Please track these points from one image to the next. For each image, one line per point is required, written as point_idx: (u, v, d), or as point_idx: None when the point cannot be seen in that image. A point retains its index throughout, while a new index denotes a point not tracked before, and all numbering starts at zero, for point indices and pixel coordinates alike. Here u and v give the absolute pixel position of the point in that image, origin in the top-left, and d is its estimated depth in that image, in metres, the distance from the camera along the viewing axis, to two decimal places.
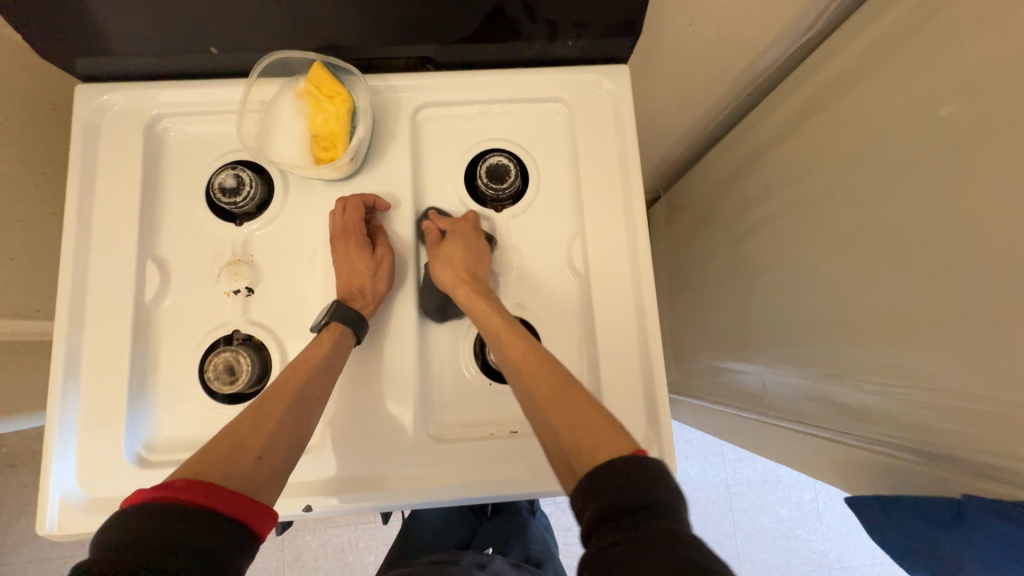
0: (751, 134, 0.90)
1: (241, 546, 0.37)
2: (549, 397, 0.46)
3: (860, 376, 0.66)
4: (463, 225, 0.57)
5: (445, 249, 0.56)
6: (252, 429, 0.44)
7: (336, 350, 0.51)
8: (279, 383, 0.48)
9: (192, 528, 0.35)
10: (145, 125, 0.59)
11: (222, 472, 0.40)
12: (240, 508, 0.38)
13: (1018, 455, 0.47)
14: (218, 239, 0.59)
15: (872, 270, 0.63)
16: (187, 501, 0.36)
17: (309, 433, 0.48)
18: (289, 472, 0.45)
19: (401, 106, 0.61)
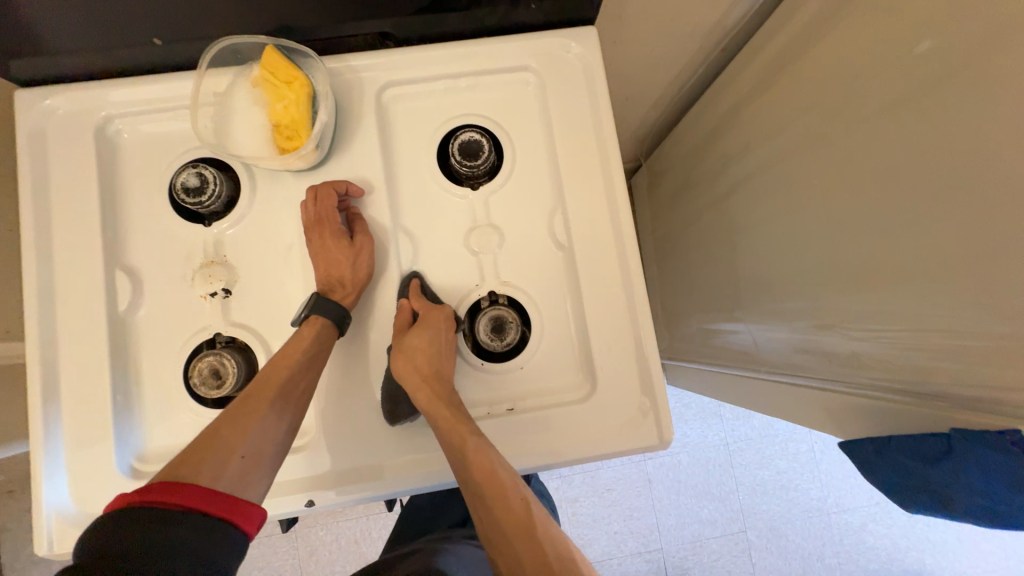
0: (727, 91, 0.89)
1: (229, 546, 0.37)
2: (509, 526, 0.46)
3: (849, 324, 0.66)
4: (435, 313, 0.54)
5: (409, 340, 0.52)
6: (235, 429, 0.44)
7: (315, 345, 0.50)
8: (260, 381, 0.48)
9: (176, 530, 0.35)
10: (95, 128, 0.56)
11: (206, 474, 0.40)
12: (227, 508, 0.39)
13: (1005, 384, 0.48)
14: (187, 242, 0.57)
15: (855, 218, 0.63)
16: (170, 503, 0.37)
17: (294, 427, 0.48)
18: (276, 467, 0.46)
19: (365, 86, 0.59)
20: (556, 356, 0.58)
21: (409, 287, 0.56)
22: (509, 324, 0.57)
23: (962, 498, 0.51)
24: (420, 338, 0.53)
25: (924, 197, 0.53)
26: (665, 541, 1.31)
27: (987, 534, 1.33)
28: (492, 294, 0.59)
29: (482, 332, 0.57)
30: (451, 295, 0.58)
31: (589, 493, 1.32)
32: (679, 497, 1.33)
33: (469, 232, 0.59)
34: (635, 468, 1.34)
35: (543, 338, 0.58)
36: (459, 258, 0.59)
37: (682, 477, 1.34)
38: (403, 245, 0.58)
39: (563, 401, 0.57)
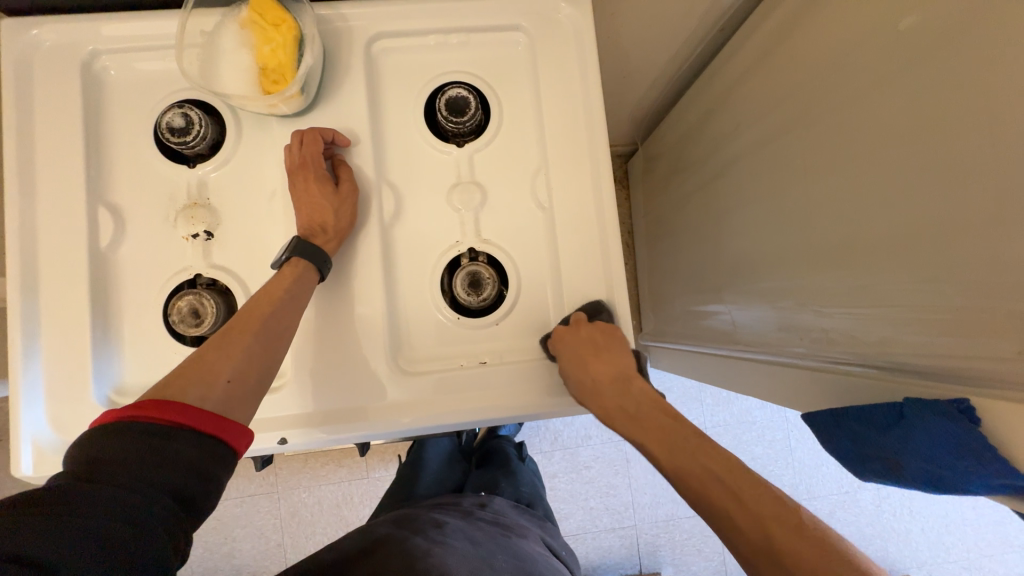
0: (721, 72, 0.89)
1: (219, 460, 0.39)
2: (770, 544, 0.41)
3: (825, 302, 0.69)
4: (568, 329, 0.56)
5: (568, 362, 0.54)
6: (221, 355, 0.44)
7: (299, 283, 0.51)
8: (244, 313, 0.48)
9: (168, 445, 0.37)
10: (81, 62, 0.56)
11: (191, 395, 0.41)
12: (214, 425, 0.40)
13: (970, 353, 0.50)
14: (171, 183, 0.57)
15: (835, 196, 0.64)
16: (156, 419, 0.38)
17: (279, 358, 0.48)
18: (262, 394, 0.46)
19: (354, 36, 0.59)
20: (532, 315, 0.60)
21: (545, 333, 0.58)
22: (486, 279, 0.58)
23: (907, 465, 0.53)
24: (582, 354, 0.54)
25: (901, 172, 0.54)
26: (637, 519, 1.39)
27: (951, 527, 1.37)
28: (472, 251, 0.60)
29: (459, 287, 0.58)
30: (432, 249, 0.59)
31: (568, 468, 1.38)
32: (654, 477, 1.41)
33: (453, 189, 0.60)
34: (614, 447, 1.40)
35: (519, 296, 0.59)
36: (442, 214, 0.59)
37: None
38: (387, 198, 0.59)
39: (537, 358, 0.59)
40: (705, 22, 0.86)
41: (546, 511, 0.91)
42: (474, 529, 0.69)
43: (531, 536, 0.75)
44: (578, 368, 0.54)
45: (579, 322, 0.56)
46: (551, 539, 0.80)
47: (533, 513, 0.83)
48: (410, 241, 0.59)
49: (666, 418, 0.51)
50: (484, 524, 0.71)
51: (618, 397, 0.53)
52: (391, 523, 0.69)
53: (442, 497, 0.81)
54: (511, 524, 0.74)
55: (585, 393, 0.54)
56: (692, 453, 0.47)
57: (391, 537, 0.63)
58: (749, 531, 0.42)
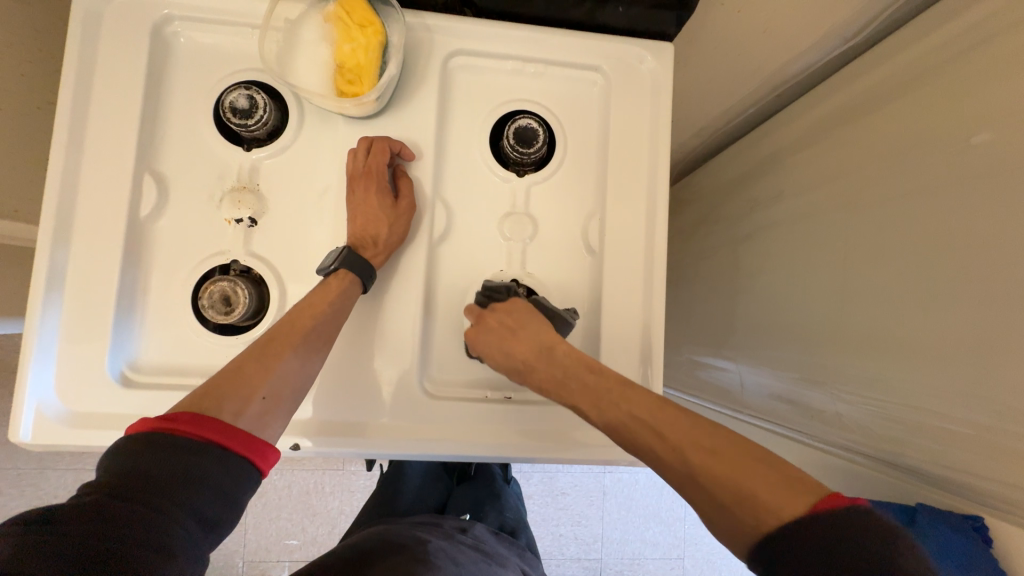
0: (772, 137, 0.90)
1: (244, 480, 0.38)
2: (698, 472, 0.40)
3: (841, 386, 0.69)
4: (473, 312, 0.54)
5: (489, 349, 0.52)
6: (257, 368, 0.44)
7: (343, 297, 0.50)
8: (283, 325, 0.47)
9: (198, 463, 0.36)
10: (153, 25, 0.55)
11: (227, 410, 0.40)
12: (247, 446, 0.39)
13: (986, 475, 0.51)
14: (223, 163, 0.56)
15: (872, 288, 0.64)
16: (189, 433, 0.37)
17: (314, 376, 0.47)
18: (293, 411, 0.45)
19: (434, 48, 0.58)
20: None
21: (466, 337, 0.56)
22: None
23: None
24: (498, 335, 0.51)
25: (946, 282, 0.55)
26: (605, 551, 1.38)
27: None
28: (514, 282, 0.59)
29: None
30: (475, 274, 0.58)
31: (544, 492, 1.37)
32: (627, 513, 1.40)
33: (505, 217, 0.59)
34: (593, 478, 1.40)
35: None
36: (491, 240, 0.59)
37: (635, 496, 1.41)
38: (439, 216, 0.58)
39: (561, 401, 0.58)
40: (766, 86, 0.87)
41: (528, 543, 0.89)
42: (458, 554, 0.66)
43: (510, 566, 0.73)
44: (497, 350, 0.51)
45: (482, 313, 0.53)
46: (529, 569, 0.79)
47: (514, 543, 0.81)
48: (454, 262, 0.58)
49: (588, 372, 0.47)
50: (465, 549, 0.69)
51: (543, 366, 0.49)
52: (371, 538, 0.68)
53: (425, 516, 0.79)
54: (492, 553, 0.72)
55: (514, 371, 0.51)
56: (616, 404, 0.44)
57: (372, 553, 0.61)
58: (678, 465, 0.40)
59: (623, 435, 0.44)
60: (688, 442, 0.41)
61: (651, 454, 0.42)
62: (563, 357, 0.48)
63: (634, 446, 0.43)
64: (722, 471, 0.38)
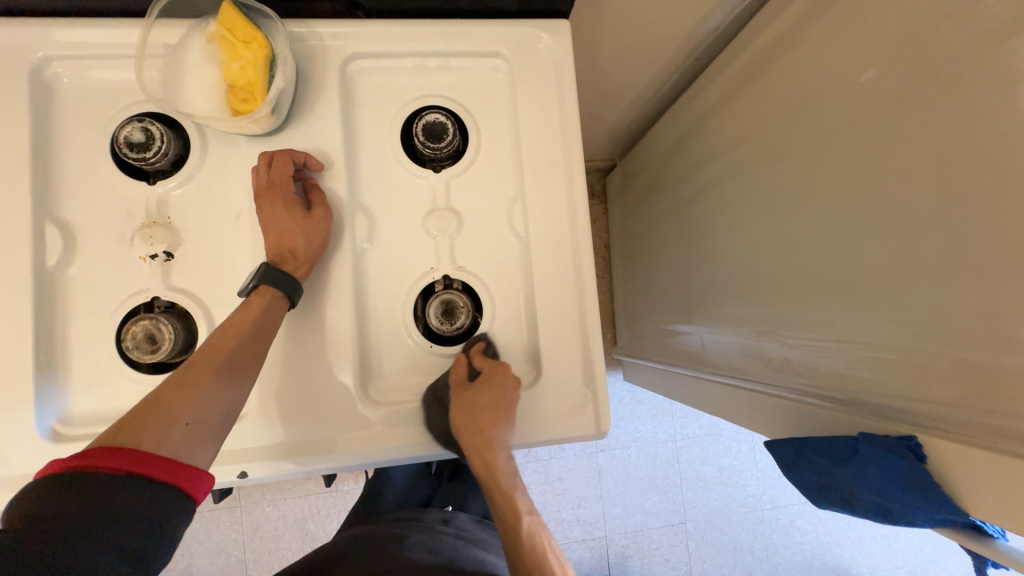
0: (697, 100, 0.91)
1: (175, 508, 0.40)
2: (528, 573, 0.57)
3: (786, 332, 0.71)
4: (501, 374, 0.55)
5: (473, 399, 0.54)
6: (178, 396, 0.44)
7: (265, 316, 0.50)
8: (204, 351, 0.47)
9: (122, 499, 0.37)
10: (31, 69, 0.53)
11: (148, 440, 0.41)
12: (174, 474, 0.41)
13: (910, 395, 0.53)
14: (128, 200, 0.54)
15: (797, 232, 0.66)
16: (109, 468, 0.38)
17: (242, 397, 0.48)
18: (223, 433, 0.47)
19: (329, 55, 0.57)
20: (505, 342, 0.59)
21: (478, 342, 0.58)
22: (460, 309, 0.58)
23: (859, 497, 0.54)
24: (489, 407, 0.54)
25: (856, 218, 0.57)
26: (608, 529, 1.40)
27: (898, 534, 1.47)
28: (447, 278, 0.59)
29: (432, 315, 0.57)
30: (405, 276, 0.58)
31: (540, 480, 1.39)
32: (625, 488, 1.43)
33: (428, 215, 0.59)
34: (585, 459, 1.42)
35: (493, 323, 0.59)
36: (417, 239, 0.59)
37: (630, 470, 1.44)
38: (359, 222, 0.57)
39: None
40: (682, 51, 0.88)
41: None
42: (438, 545, 0.67)
43: (494, 548, 0.73)
44: (474, 414, 0.54)
45: (502, 380, 0.55)
46: None
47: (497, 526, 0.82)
48: (382, 267, 0.58)
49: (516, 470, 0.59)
50: (445, 536, 0.70)
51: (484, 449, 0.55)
52: (351, 541, 0.68)
53: (406, 513, 0.78)
54: (475, 538, 0.73)
55: (465, 431, 0.55)
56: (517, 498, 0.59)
57: (350, 556, 0.63)
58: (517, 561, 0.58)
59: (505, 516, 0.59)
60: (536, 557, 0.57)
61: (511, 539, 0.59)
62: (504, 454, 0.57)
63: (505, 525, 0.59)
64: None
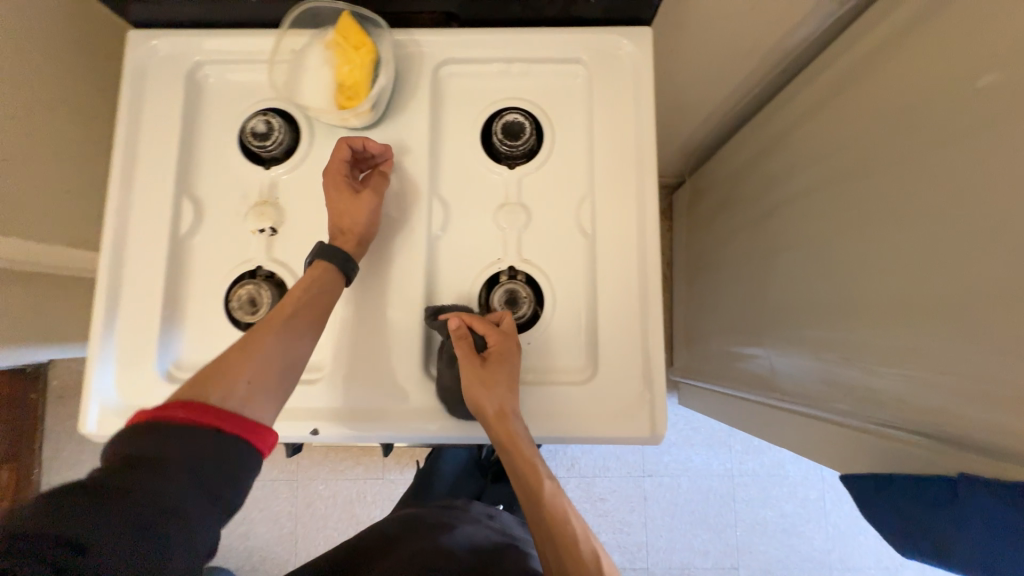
0: (780, 112, 0.88)
1: (244, 459, 0.44)
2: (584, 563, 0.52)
3: (871, 359, 0.64)
4: (503, 335, 0.56)
5: (489, 365, 0.54)
6: (241, 358, 0.49)
7: (319, 286, 0.55)
8: (265, 320, 0.53)
9: (202, 445, 0.42)
10: (188, 70, 0.63)
11: (215, 395, 0.46)
12: (245, 427, 0.46)
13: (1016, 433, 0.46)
14: (247, 181, 0.63)
15: (890, 249, 0.61)
16: (188, 420, 0.43)
17: (297, 364, 0.53)
18: (281, 397, 0.51)
19: (425, 60, 0.63)
20: (564, 337, 0.60)
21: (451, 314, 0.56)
22: (522, 299, 0.60)
23: (954, 547, 0.50)
24: (502, 371, 0.54)
25: (963, 233, 0.52)
26: (650, 561, 1.34)
27: None
28: (512, 269, 0.61)
29: (496, 303, 0.60)
30: (474, 264, 0.61)
31: (582, 498, 1.36)
32: (672, 520, 1.36)
33: (499, 208, 0.62)
34: (632, 483, 1.37)
35: (553, 316, 0.60)
36: (487, 230, 0.62)
37: (679, 501, 1.36)
38: (436, 211, 0.62)
39: (566, 382, 0.58)
40: (765, 63, 0.86)
41: None
42: (483, 537, 0.68)
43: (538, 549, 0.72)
44: (488, 382, 0.54)
45: (504, 340, 0.56)
46: None
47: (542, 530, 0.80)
48: (453, 254, 0.62)
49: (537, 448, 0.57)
50: (490, 531, 0.71)
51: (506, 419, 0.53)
52: (402, 523, 0.72)
53: (453, 501, 0.81)
54: (520, 536, 0.73)
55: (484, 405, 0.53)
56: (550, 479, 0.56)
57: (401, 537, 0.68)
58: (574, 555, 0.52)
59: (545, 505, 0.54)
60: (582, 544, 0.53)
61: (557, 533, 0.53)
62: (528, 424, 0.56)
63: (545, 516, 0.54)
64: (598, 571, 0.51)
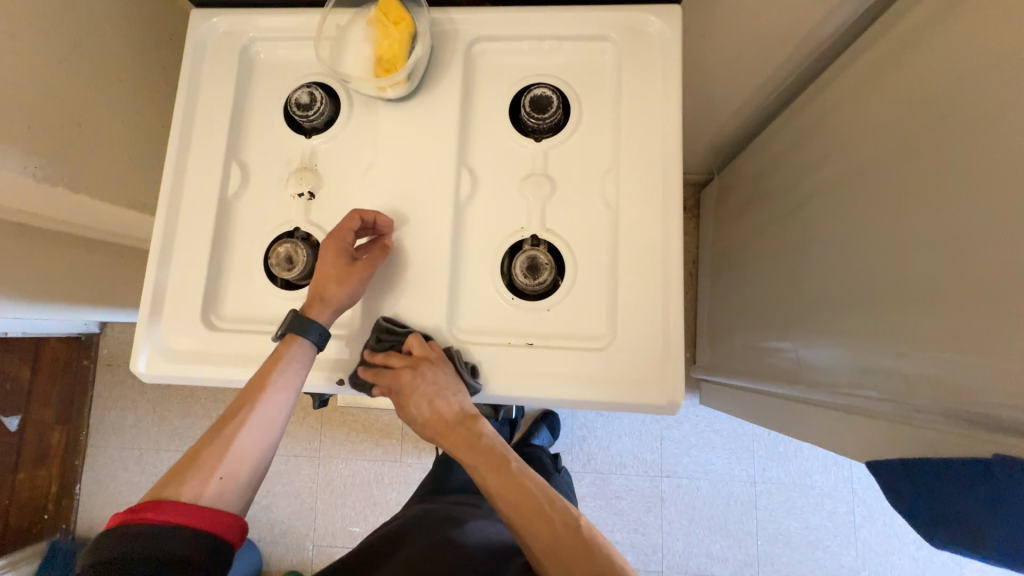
0: (812, 99, 0.86)
1: (210, 552, 0.49)
2: (556, 547, 0.53)
3: (901, 345, 0.62)
4: (416, 356, 0.58)
5: (408, 387, 0.57)
6: (216, 453, 0.54)
7: (290, 360, 0.58)
8: (233, 406, 0.57)
9: (168, 542, 0.47)
10: (242, 46, 0.69)
11: (189, 493, 0.51)
12: (212, 523, 0.50)
13: None
14: (290, 149, 0.67)
15: (923, 229, 0.59)
16: (158, 520, 0.48)
17: (267, 446, 0.57)
18: (253, 483, 0.56)
19: (459, 37, 0.66)
20: (583, 305, 0.61)
21: (374, 345, 0.60)
22: (544, 266, 0.61)
23: (988, 533, 0.49)
24: (425, 389, 0.57)
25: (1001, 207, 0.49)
26: (665, 564, 1.31)
27: None
28: (535, 238, 0.63)
29: (518, 270, 0.61)
30: (498, 232, 0.63)
31: (596, 494, 1.34)
32: (689, 523, 1.32)
33: (525, 179, 0.64)
34: (649, 482, 1.34)
35: (574, 285, 0.61)
36: (512, 200, 0.64)
37: (698, 505, 1.33)
38: (464, 181, 0.64)
39: (583, 348, 0.59)
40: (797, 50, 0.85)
41: None
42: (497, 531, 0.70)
43: None
44: (417, 400, 0.58)
45: (419, 360, 0.58)
46: None
47: None
48: (479, 222, 0.64)
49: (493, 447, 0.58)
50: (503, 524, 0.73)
51: (455, 429, 0.58)
52: (417, 518, 0.75)
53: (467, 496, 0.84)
54: None
55: (425, 422, 0.59)
56: (510, 473, 0.57)
57: (414, 533, 0.70)
58: (545, 540, 0.53)
59: (511, 499, 0.55)
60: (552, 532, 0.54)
61: (526, 521, 0.54)
62: (477, 426, 0.59)
63: (514, 510, 0.55)
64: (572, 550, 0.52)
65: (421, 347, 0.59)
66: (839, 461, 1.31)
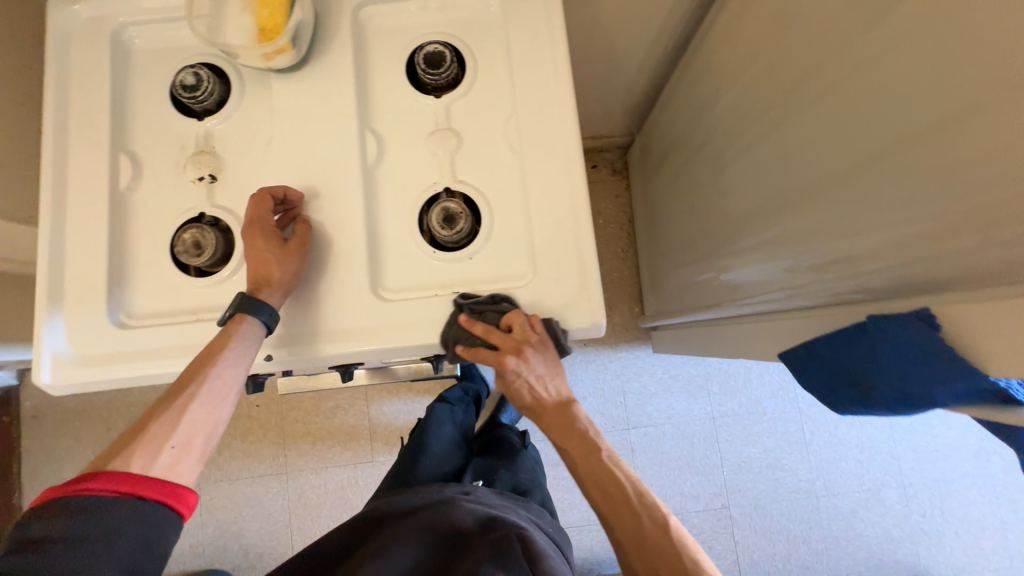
0: (699, 41, 0.92)
1: (161, 522, 0.49)
2: (641, 532, 0.59)
3: (795, 245, 0.68)
4: (519, 339, 0.58)
5: (513, 363, 0.58)
6: (168, 424, 0.53)
7: (241, 337, 0.56)
8: (185, 378, 0.55)
9: (114, 512, 0.47)
10: (112, 32, 0.65)
11: (137, 463, 0.50)
12: (163, 492, 0.50)
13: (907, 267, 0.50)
14: (182, 134, 0.65)
15: (795, 136, 0.65)
16: (104, 490, 0.47)
17: (222, 418, 0.56)
18: (205, 452, 0.55)
19: (343, 2, 0.65)
20: (503, 247, 0.63)
21: (475, 320, 0.58)
22: (460, 216, 0.62)
23: (874, 386, 0.51)
24: (534, 366, 0.59)
25: (844, 100, 0.55)
26: None
27: (971, 529, 1.35)
28: (448, 191, 0.64)
29: (435, 222, 0.62)
30: (411, 190, 0.64)
31: None
32: (659, 467, 1.39)
33: (430, 135, 0.65)
34: (617, 435, 1.40)
35: (492, 230, 0.63)
36: (420, 157, 0.64)
37: (664, 448, 1.40)
38: (370, 143, 0.64)
39: (509, 287, 0.61)
40: None
41: (543, 498, 0.95)
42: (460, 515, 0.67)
43: (515, 513, 0.73)
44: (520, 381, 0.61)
45: (524, 338, 0.58)
46: (538, 518, 0.77)
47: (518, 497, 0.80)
48: (390, 182, 0.64)
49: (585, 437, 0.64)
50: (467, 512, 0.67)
51: (558, 410, 0.64)
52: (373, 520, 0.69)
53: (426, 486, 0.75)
54: (499, 506, 0.71)
55: (526, 402, 0.64)
56: (599, 461, 0.63)
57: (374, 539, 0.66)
58: (628, 523, 0.60)
59: (596, 481, 0.62)
60: (631, 516, 0.60)
61: (612, 501, 0.61)
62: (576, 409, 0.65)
63: (600, 489, 0.62)
64: (650, 535, 0.58)
65: (525, 327, 0.58)
66: (783, 385, 1.42)
